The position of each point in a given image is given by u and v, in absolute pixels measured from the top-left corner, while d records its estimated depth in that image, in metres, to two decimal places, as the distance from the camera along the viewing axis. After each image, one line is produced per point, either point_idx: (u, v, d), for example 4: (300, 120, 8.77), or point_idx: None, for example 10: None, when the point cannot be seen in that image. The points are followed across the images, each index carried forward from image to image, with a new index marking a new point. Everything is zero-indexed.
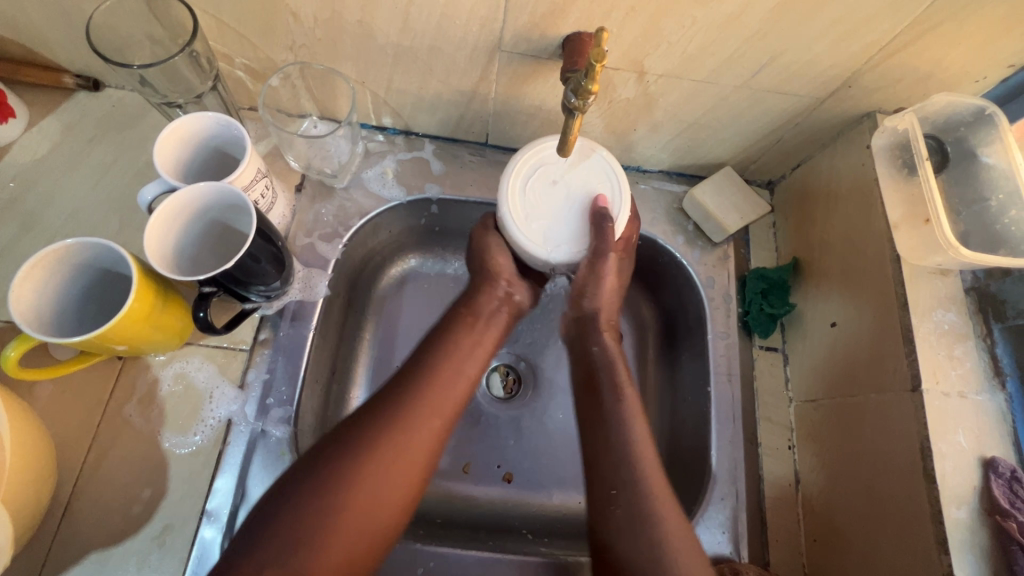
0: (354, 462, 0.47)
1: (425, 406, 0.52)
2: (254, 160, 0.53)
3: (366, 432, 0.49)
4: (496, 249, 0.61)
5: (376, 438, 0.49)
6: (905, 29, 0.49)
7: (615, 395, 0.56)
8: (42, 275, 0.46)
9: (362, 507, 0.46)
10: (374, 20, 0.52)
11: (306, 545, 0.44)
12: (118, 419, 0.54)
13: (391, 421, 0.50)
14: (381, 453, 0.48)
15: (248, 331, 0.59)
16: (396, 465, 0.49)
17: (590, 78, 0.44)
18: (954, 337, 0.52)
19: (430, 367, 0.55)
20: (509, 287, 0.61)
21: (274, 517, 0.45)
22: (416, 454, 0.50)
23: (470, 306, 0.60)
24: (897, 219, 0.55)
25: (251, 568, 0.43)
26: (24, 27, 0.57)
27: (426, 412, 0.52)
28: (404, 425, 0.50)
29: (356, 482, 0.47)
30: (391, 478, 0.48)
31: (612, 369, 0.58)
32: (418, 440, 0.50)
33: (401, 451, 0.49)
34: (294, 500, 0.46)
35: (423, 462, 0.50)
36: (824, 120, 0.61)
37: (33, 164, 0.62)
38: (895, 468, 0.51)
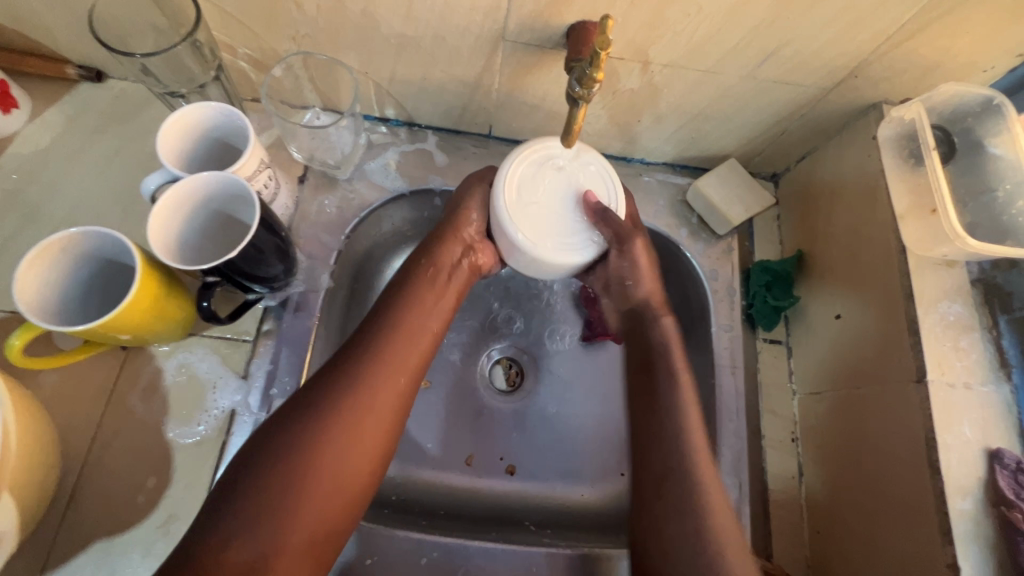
0: (319, 427, 0.47)
1: (387, 364, 0.51)
2: (257, 150, 0.53)
3: (329, 393, 0.49)
4: (472, 202, 0.60)
5: (341, 394, 0.49)
6: (913, 18, 0.48)
7: (670, 377, 0.55)
8: (46, 264, 0.46)
9: (329, 470, 0.46)
10: (378, 10, 0.52)
11: (279, 506, 0.44)
12: (122, 409, 0.54)
13: (357, 377, 0.50)
14: (343, 416, 0.48)
15: (251, 321, 0.59)
16: (357, 424, 0.48)
17: (595, 67, 0.44)
18: (960, 329, 0.52)
19: (389, 322, 0.54)
20: (473, 245, 0.60)
21: (238, 487, 0.44)
22: (379, 412, 0.50)
23: (433, 258, 0.59)
24: (903, 210, 0.54)
25: (223, 535, 0.42)
26: (26, 16, 0.56)
27: (390, 371, 0.51)
28: (370, 381, 0.50)
29: (324, 442, 0.47)
30: (357, 439, 0.48)
31: (666, 350, 0.57)
32: (381, 398, 0.50)
33: (365, 405, 0.49)
34: (257, 469, 0.45)
35: (387, 421, 0.50)
36: (829, 111, 0.61)
37: (36, 155, 0.62)
38: (900, 461, 0.50)
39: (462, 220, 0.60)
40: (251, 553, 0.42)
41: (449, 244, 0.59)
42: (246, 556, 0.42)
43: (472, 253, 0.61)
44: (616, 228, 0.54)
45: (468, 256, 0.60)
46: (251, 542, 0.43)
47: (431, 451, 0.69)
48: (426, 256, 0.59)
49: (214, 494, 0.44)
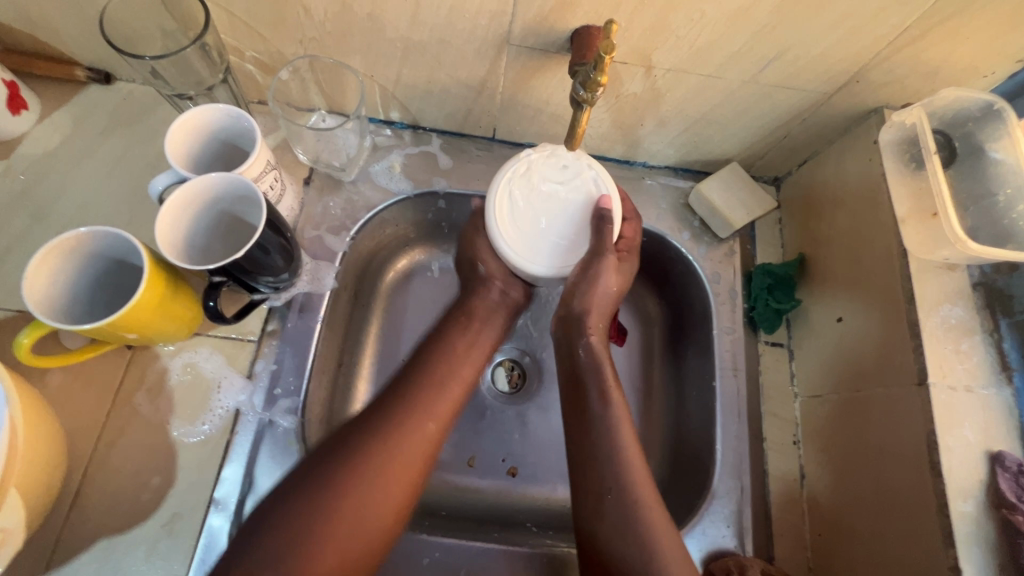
0: (352, 464, 0.48)
1: (421, 408, 0.53)
2: (264, 152, 0.53)
3: (364, 434, 0.50)
4: (483, 253, 0.63)
5: (377, 435, 0.50)
6: (913, 23, 0.49)
7: (604, 402, 0.56)
8: (54, 264, 0.46)
9: (355, 508, 0.46)
10: (384, 13, 0.52)
11: (307, 539, 0.44)
12: (127, 407, 0.54)
13: (393, 418, 0.51)
14: (374, 459, 0.49)
15: (256, 321, 0.59)
16: (391, 465, 0.49)
17: (599, 71, 0.45)
18: (961, 332, 0.52)
19: (428, 369, 0.56)
20: (504, 289, 0.64)
21: (268, 523, 0.45)
22: (411, 456, 0.50)
23: (466, 308, 0.63)
24: (904, 213, 0.55)
25: (250, 566, 0.42)
26: (37, 19, 0.57)
27: (422, 414, 0.53)
28: (404, 424, 0.51)
29: (356, 478, 0.47)
30: (388, 481, 0.49)
31: (600, 375, 0.58)
32: (414, 442, 0.51)
33: (400, 448, 0.50)
34: (287, 505, 0.45)
35: (417, 464, 0.51)
36: (830, 116, 0.61)
37: (45, 156, 0.63)
38: (902, 464, 0.50)
39: (488, 270, 0.63)
40: None
41: (484, 295, 0.63)
42: None
43: (505, 295, 0.64)
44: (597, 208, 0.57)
45: (500, 297, 0.64)
46: (281, 573, 0.42)
47: None
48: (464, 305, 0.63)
49: (248, 527, 0.45)
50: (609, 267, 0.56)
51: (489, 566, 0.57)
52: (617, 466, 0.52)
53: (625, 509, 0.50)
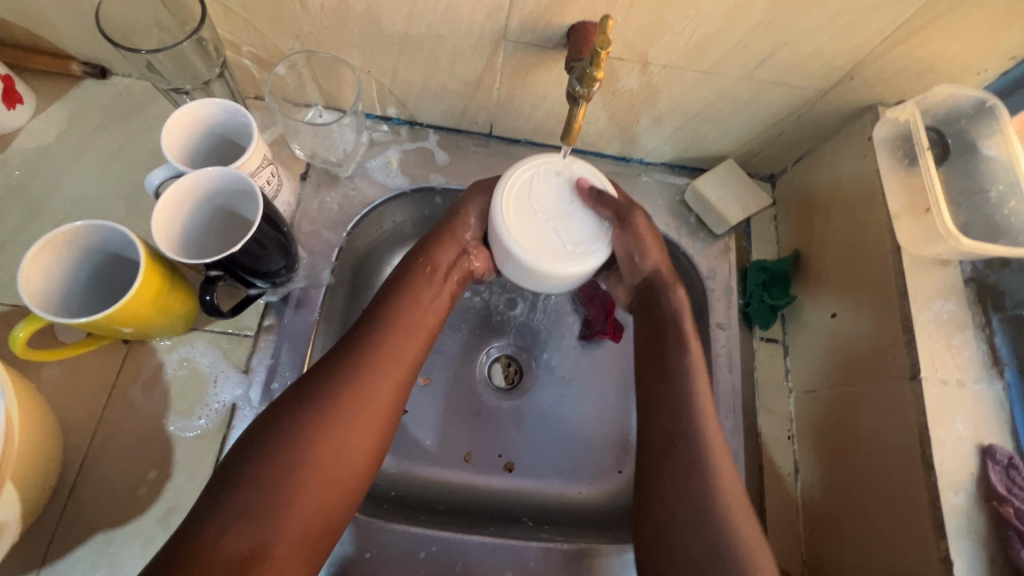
0: (312, 417, 0.47)
1: (381, 355, 0.52)
2: (260, 147, 0.53)
3: (320, 384, 0.49)
4: (471, 208, 0.62)
5: (337, 386, 0.49)
6: (906, 21, 0.49)
7: (681, 349, 0.56)
8: (50, 257, 0.46)
9: (326, 457, 0.47)
10: (381, 9, 0.52)
11: (274, 499, 0.44)
12: (124, 402, 0.54)
13: (351, 368, 0.50)
14: (336, 407, 0.48)
15: (253, 317, 0.59)
16: (356, 419, 0.49)
17: (595, 66, 0.45)
18: (953, 327, 0.53)
19: (388, 318, 0.54)
20: (468, 249, 0.62)
21: (233, 478, 0.44)
22: (375, 402, 0.50)
23: (430, 256, 0.60)
24: (898, 209, 0.55)
25: (218, 527, 0.42)
26: (33, 12, 0.57)
27: (384, 362, 0.52)
28: (365, 375, 0.50)
29: (320, 433, 0.47)
30: (355, 430, 0.48)
31: (677, 321, 0.58)
32: (378, 390, 0.51)
33: (364, 400, 0.50)
34: (254, 459, 0.45)
35: (382, 410, 0.50)
36: (825, 113, 0.62)
37: (40, 150, 0.63)
38: (893, 456, 0.51)
39: (459, 224, 0.62)
40: (248, 543, 0.42)
41: (450, 249, 0.60)
42: (240, 545, 0.42)
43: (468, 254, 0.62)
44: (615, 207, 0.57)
45: (463, 259, 0.62)
46: (251, 532, 0.43)
47: (430, 447, 0.69)
48: (427, 256, 0.60)
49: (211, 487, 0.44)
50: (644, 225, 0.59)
51: (485, 559, 0.58)
52: (694, 421, 0.52)
53: (694, 468, 0.50)
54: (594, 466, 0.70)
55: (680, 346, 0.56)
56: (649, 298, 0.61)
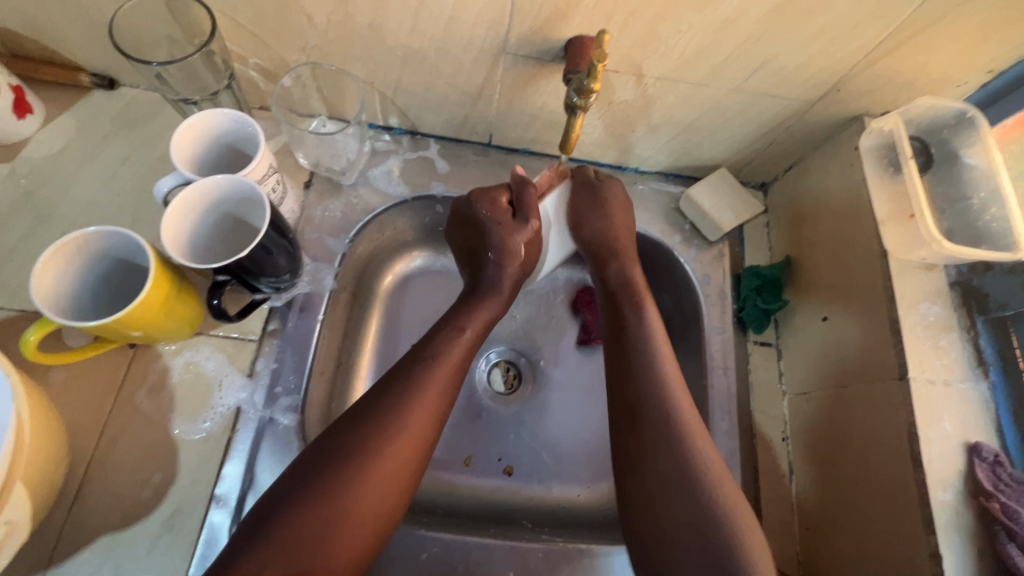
0: (340, 470, 0.46)
1: (410, 408, 0.50)
2: (266, 156, 0.55)
3: (352, 440, 0.48)
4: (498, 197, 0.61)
5: (369, 437, 0.48)
6: (889, 36, 0.51)
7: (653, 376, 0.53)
8: (61, 263, 0.47)
9: (349, 520, 0.45)
10: (385, 22, 0.54)
11: (301, 554, 0.43)
12: (129, 405, 0.55)
13: (384, 418, 0.49)
14: (354, 494, 0.46)
15: (257, 321, 0.61)
16: (380, 473, 0.47)
17: (592, 78, 0.47)
18: (939, 329, 0.54)
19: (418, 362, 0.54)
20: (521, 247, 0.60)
21: (267, 526, 0.44)
22: (401, 458, 0.49)
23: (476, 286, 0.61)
24: (884, 216, 0.57)
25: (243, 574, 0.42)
26: (45, 26, 0.59)
27: (411, 412, 0.50)
28: (394, 427, 0.49)
29: (347, 489, 0.46)
30: (378, 486, 0.47)
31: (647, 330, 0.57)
32: (405, 445, 0.49)
33: (392, 454, 0.48)
34: (280, 514, 0.44)
35: (403, 474, 0.49)
36: (814, 124, 0.64)
37: (48, 159, 0.64)
38: (884, 454, 0.52)
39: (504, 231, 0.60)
40: None
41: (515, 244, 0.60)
42: None
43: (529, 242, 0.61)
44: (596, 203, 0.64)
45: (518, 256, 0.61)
46: None
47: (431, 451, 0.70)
48: (489, 282, 0.60)
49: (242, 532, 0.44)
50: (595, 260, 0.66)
51: (486, 561, 0.58)
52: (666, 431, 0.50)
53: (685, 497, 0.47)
54: (594, 469, 0.72)
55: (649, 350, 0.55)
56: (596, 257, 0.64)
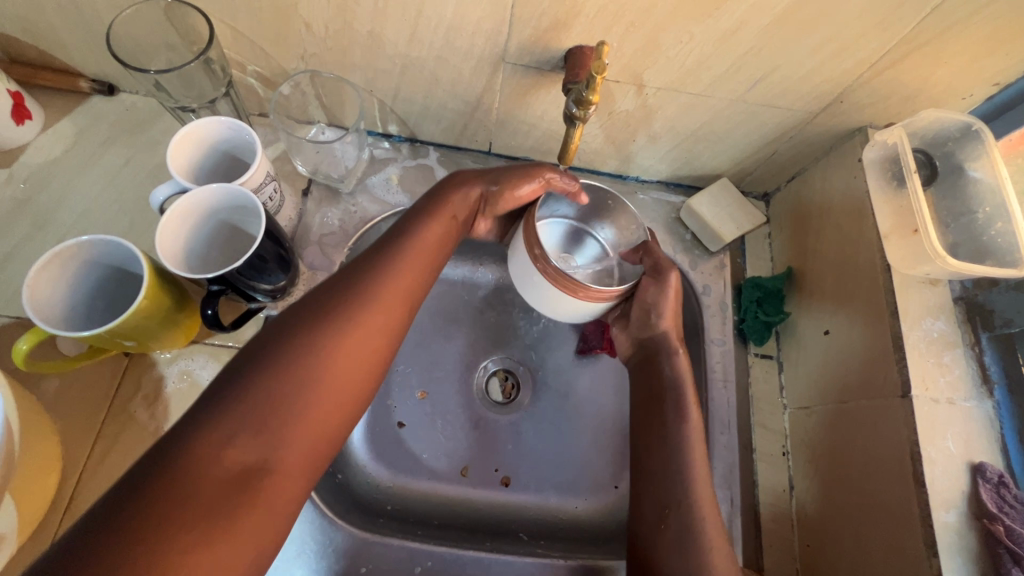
0: (305, 347, 0.42)
1: (379, 288, 0.47)
2: (264, 164, 0.54)
3: (316, 314, 0.44)
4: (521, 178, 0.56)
5: (334, 318, 0.44)
6: (894, 47, 0.51)
7: (676, 368, 0.56)
8: (55, 272, 0.47)
9: (317, 374, 0.42)
10: (384, 31, 0.54)
11: (272, 426, 0.40)
12: (124, 413, 0.55)
13: (353, 299, 0.45)
14: (320, 367, 0.42)
15: (253, 330, 0.60)
16: (348, 348, 0.44)
17: (591, 89, 0.46)
18: (942, 345, 0.53)
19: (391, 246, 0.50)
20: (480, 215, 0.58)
21: (226, 402, 0.39)
22: (369, 338, 0.45)
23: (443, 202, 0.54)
24: (887, 229, 0.56)
25: (212, 443, 0.37)
26: (44, 32, 0.59)
27: (381, 295, 0.47)
28: (360, 306, 0.45)
29: (318, 356, 0.42)
30: (349, 358, 0.44)
31: (679, 389, 0.55)
32: (372, 327, 0.45)
33: (359, 333, 0.45)
34: (240, 390, 0.40)
35: (372, 349, 0.45)
36: (816, 135, 0.63)
37: (46, 165, 0.64)
38: (885, 473, 0.51)
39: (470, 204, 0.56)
40: (245, 460, 0.38)
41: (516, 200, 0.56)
42: (237, 468, 0.38)
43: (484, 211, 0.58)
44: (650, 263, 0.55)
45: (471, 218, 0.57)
46: (247, 455, 0.38)
47: (427, 461, 0.70)
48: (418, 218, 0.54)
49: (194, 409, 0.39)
50: (653, 284, 0.55)
51: None
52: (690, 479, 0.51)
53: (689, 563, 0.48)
54: (592, 481, 0.71)
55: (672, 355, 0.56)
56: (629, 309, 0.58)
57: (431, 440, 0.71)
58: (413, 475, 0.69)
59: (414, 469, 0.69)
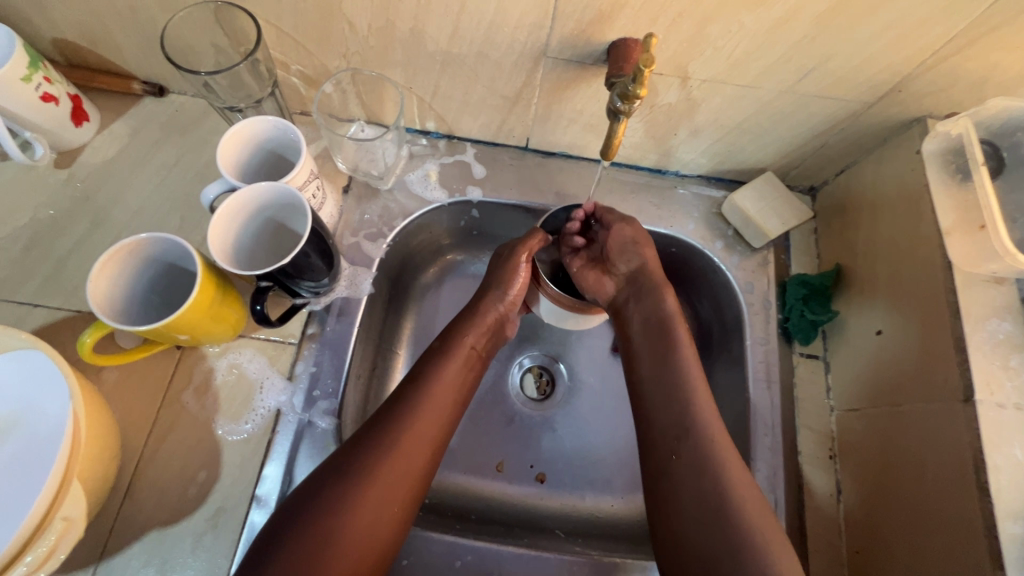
0: (350, 487, 0.48)
1: (417, 415, 0.53)
2: (308, 163, 0.55)
3: (366, 447, 0.51)
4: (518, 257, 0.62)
5: (379, 448, 0.51)
6: (961, 33, 0.48)
7: (683, 375, 0.55)
8: (115, 267, 0.49)
9: (363, 516, 0.48)
10: (426, 27, 0.54)
11: (320, 556, 0.45)
12: (177, 404, 0.57)
13: (397, 426, 0.52)
14: (368, 492, 0.48)
15: (297, 325, 0.62)
16: (389, 472, 0.50)
17: (638, 83, 0.45)
18: (1009, 348, 0.51)
19: (423, 392, 0.55)
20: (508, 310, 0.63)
21: (287, 534, 0.46)
22: (412, 461, 0.52)
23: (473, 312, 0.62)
24: (950, 226, 0.54)
25: None
26: (102, 36, 0.61)
27: (418, 420, 0.53)
28: (402, 432, 0.52)
29: (365, 486, 0.49)
30: (393, 488, 0.50)
31: (670, 331, 0.58)
32: (414, 445, 0.52)
33: (403, 463, 0.51)
34: (298, 527, 0.46)
35: (412, 481, 0.51)
36: (870, 126, 0.61)
37: (103, 165, 0.67)
38: (944, 481, 0.49)
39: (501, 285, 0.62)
40: None
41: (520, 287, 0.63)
42: None
43: (516, 307, 0.63)
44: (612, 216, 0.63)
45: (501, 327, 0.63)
46: None
47: (464, 456, 0.70)
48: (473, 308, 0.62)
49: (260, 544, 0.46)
50: (621, 223, 0.62)
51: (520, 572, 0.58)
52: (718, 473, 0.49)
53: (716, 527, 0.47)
54: (628, 480, 0.70)
55: (681, 376, 0.55)
56: (637, 296, 0.61)
57: (467, 435, 0.71)
58: (451, 469, 0.69)
59: (451, 463, 0.70)
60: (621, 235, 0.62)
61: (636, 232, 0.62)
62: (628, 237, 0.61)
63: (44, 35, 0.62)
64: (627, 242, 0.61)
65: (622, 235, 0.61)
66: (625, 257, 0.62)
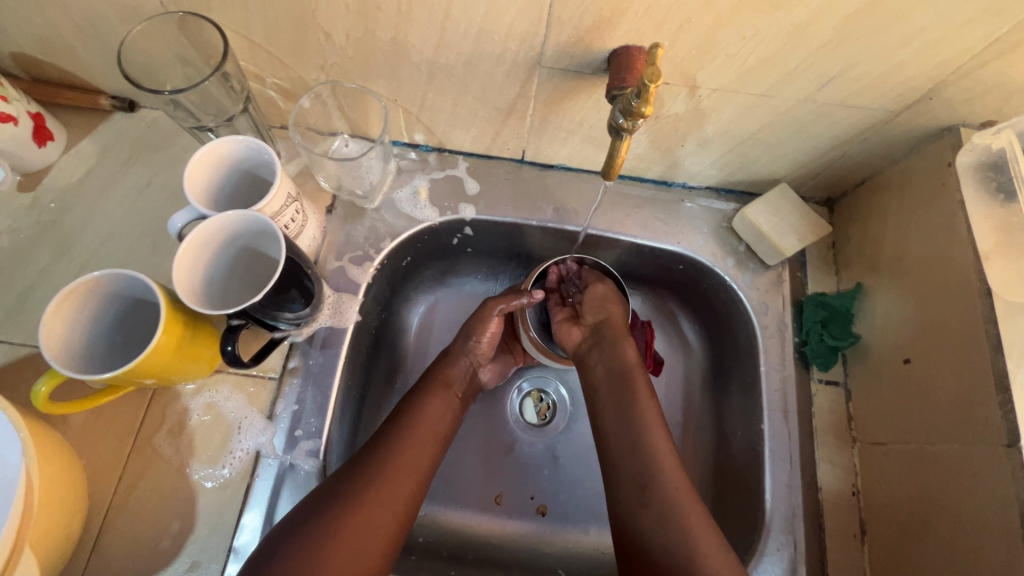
0: (328, 526, 0.46)
1: (401, 451, 0.52)
2: (285, 185, 0.51)
3: (350, 485, 0.49)
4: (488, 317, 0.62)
5: (360, 485, 0.49)
6: (1003, 35, 0.43)
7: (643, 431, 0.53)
8: (71, 308, 0.45)
9: (340, 557, 0.45)
10: (409, 37, 0.49)
11: None
12: (148, 448, 0.53)
13: (383, 461, 0.51)
14: (346, 530, 0.46)
15: (277, 358, 0.57)
16: (369, 510, 0.48)
17: (643, 100, 0.41)
18: None
19: (407, 427, 0.54)
20: (477, 364, 0.63)
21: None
22: (394, 499, 0.49)
23: (445, 369, 0.61)
24: (988, 249, 0.50)
25: None
26: (62, 49, 0.56)
27: (401, 456, 0.52)
28: (385, 469, 0.50)
29: (344, 525, 0.46)
30: (372, 526, 0.47)
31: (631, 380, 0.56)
32: (399, 483, 0.50)
33: (384, 500, 0.49)
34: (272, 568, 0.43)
35: (394, 519, 0.49)
36: (896, 134, 0.55)
37: (70, 187, 0.63)
38: (985, 532, 0.45)
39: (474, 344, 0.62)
40: None
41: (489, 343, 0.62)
42: None
43: (481, 364, 0.64)
44: (589, 272, 0.65)
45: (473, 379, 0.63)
46: None
47: (460, 490, 0.66)
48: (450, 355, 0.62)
49: None
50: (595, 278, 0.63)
51: None
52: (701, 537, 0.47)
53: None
54: None
55: (641, 431, 0.53)
56: (599, 347, 0.60)
57: (462, 468, 0.67)
58: (446, 505, 0.65)
59: (446, 498, 0.65)
60: (595, 290, 0.62)
61: (606, 289, 0.62)
62: (600, 291, 0.62)
63: (1, 50, 0.58)
64: (600, 295, 0.62)
65: (595, 289, 0.62)
66: (595, 310, 0.62)
